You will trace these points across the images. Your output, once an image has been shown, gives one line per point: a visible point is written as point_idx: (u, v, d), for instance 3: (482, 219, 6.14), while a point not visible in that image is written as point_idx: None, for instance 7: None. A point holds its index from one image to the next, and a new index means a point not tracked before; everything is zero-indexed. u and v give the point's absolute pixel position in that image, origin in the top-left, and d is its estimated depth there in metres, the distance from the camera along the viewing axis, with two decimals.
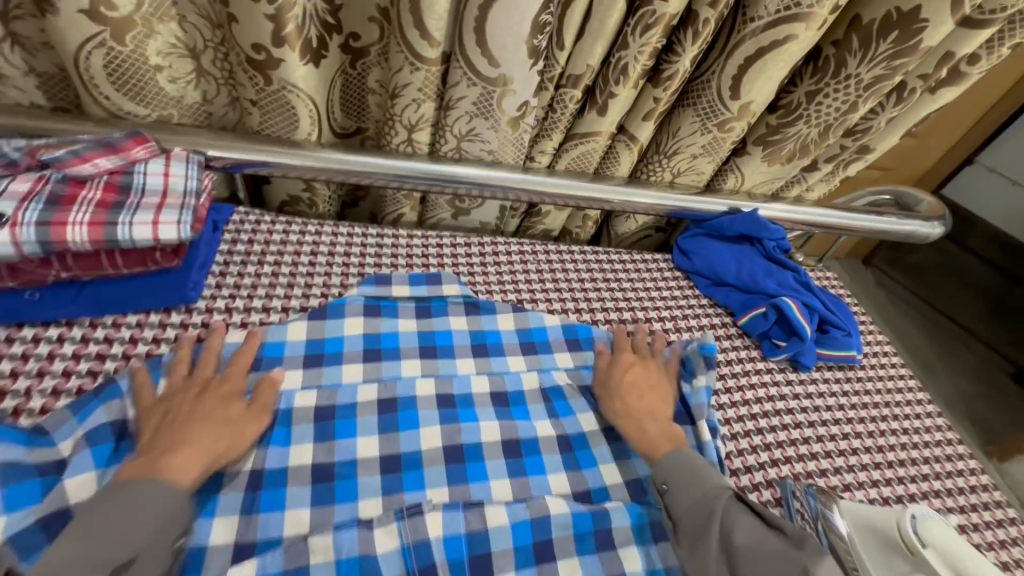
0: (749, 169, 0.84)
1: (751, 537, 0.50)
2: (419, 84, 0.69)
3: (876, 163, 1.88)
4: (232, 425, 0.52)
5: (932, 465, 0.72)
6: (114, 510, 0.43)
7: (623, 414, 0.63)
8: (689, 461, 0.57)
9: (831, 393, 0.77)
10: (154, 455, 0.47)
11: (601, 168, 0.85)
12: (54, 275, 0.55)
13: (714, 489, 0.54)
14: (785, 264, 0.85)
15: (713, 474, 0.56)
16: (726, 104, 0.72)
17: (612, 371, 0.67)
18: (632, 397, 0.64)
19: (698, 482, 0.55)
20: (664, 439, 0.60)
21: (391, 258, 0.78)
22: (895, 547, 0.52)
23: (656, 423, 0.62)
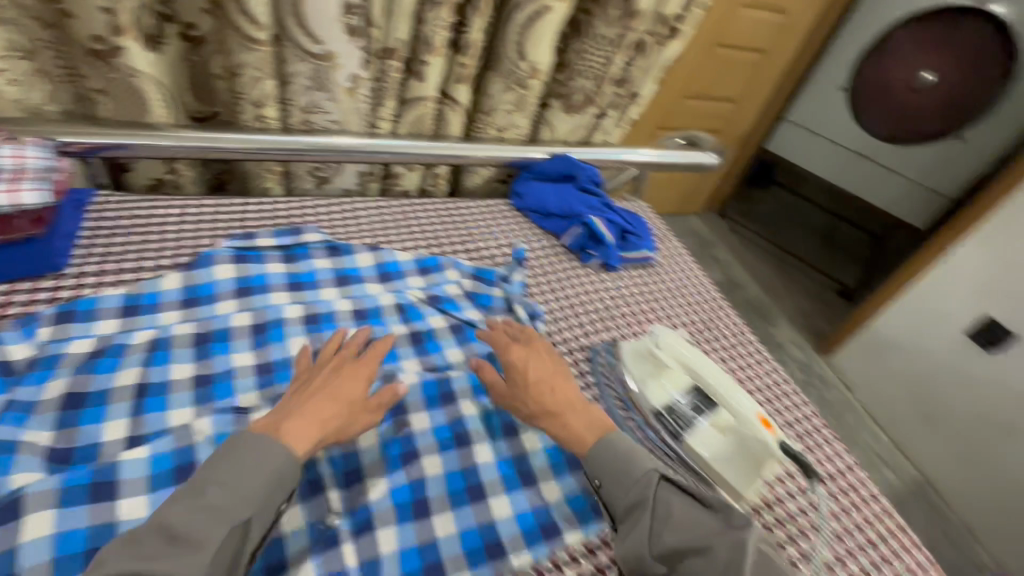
0: (556, 120, 1.05)
1: (684, 521, 0.53)
2: (255, 63, 0.81)
3: (701, 125, 2.24)
4: (350, 403, 0.60)
5: (710, 324, 0.95)
6: (233, 463, 0.50)
7: (545, 416, 0.64)
8: (618, 449, 0.59)
9: (634, 283, 0.98)
10: (277, 419, 0.55)
11: (438, 130, 1.01)
12: None
13: (643, 475, 0.56)
14: (595, 194, 1.06)
15: (639, 457, 0.58)
16: (518, 65, 0.92)
17: (513, 366, 0.68)
18: (545, 394, 0.65)
19: (626, 473, 0.57)
20: (591, 431, 0.62)
21: (256, 220, 0.88)
22: (649, 359, 0.76)
23: (579, 416, 0.63)
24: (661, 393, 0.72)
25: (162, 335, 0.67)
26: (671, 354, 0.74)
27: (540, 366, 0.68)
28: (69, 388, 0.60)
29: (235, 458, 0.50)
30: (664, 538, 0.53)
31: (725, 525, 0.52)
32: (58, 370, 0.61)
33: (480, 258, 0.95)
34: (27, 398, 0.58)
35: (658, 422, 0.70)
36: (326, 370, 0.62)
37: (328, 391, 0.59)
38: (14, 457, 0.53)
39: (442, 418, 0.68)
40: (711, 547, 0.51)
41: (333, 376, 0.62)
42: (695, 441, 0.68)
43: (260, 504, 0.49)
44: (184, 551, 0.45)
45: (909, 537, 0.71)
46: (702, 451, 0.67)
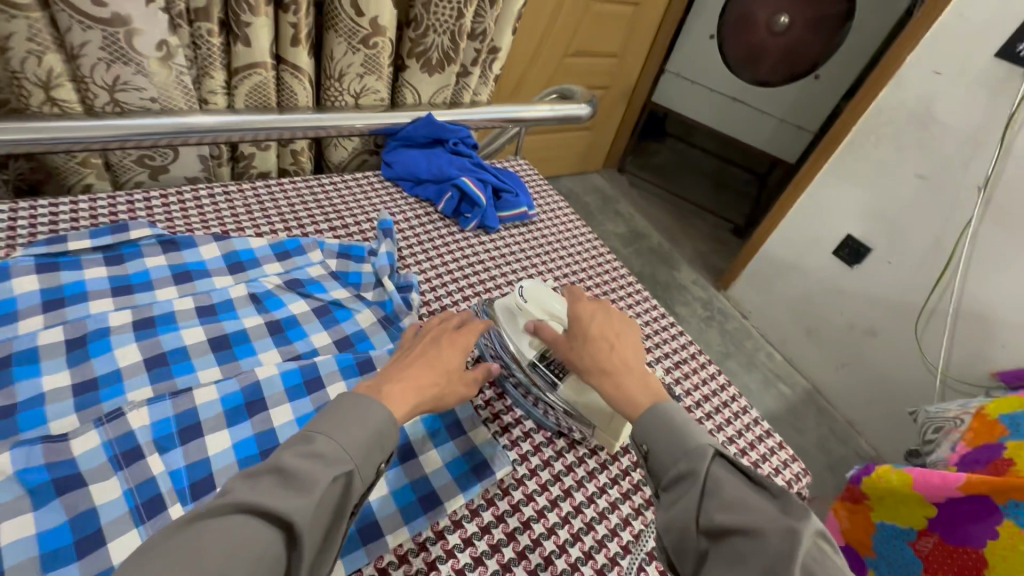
0: (415, 81, 0.99)
1: (736, 496, 0.46)
2: (26, 34, 0.68)
3: (586, 80, 2.25)
4: (447, 373, 0.59)
5: (591, 273, 0.97)
6: (341, 412, 0.48)
7: (599, 371, 0.60)
8: (671, 417, 0.54)
9: (513, 242, 0.97)
10: (383, 381, 0.54)
11: (283, 101, 0.92)
12: None
13: (698, 448, 0.50)
14: (466, 155, 1.03)
15: (694, 429, 0.52)
16: (358, 21, 0.85)
17: (580, 319, 0.65)
18: (603, 351, 0.62)
19: (677, 442, 0.51)
20: (644, 394, 0.57)
21: (70, 221, 0.76)
22: (515, 313, 0.73)
23: (634, 377, 0.59)
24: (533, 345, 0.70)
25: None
26: (538, 307, 0.72)
27: (605, 323, 0.65)
28: None
29: (347, 409, 0.48)
30: (710, 514, 0.46)
31: (782, 513, 0.45)
32: None
33: (348, 234, 0.89)
34: None
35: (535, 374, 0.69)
36: (421, 345, 0.61)
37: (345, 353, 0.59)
38: None
39: (307, 405, 0.64)
40: (764, 537, 0.43)
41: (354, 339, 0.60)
42: (568, 389, 0.66)
43: (360, 458, 0.46)
44: (295, 493, 0.41)
45: (774, 440, 0.79)
46: (581, 396, 0.66)
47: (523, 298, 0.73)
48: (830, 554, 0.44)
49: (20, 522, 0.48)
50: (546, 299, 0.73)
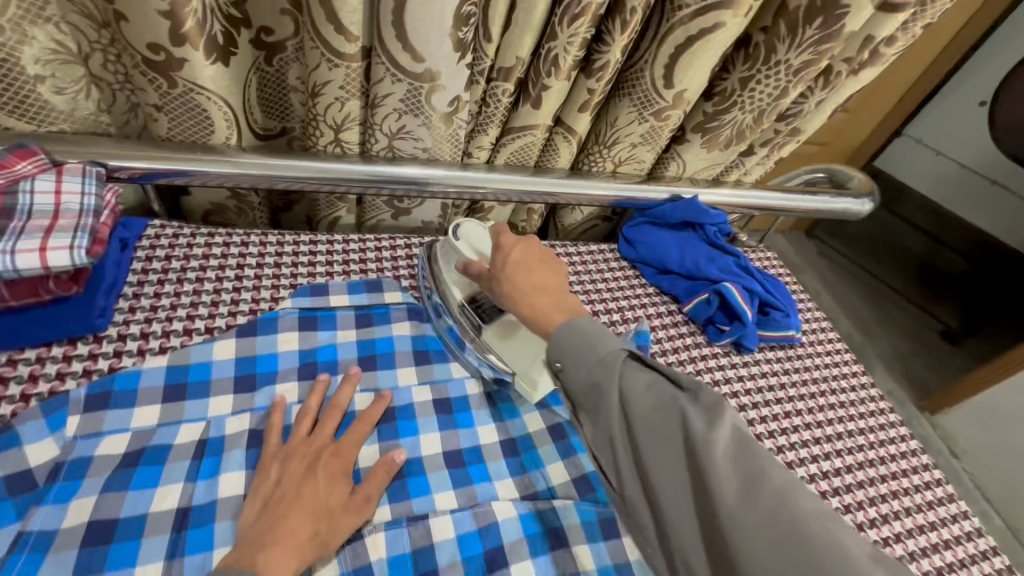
0: (689, 156, 0.84)
1: (652, 397, 0.45)
2: (340, 82, 0.65)
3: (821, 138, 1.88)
4: (328, 512, 0.50)
5: (868, 436, 0.78)
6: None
7: (513, 293, 0.57)
8: (581, 328, 0.51)
9: (773, 373, 0.80)
10: (253, 546, 0.45)
11: (542, 160, 0.83)
12: None
13: (607, 353, 0.48)
14: (726, 249, 0.86)
15: (606, 336, 0.50)
16: (661, 93, 0.71)
17: (500, 246, 0.60)
18: (519, 271, 0.58)
19: (589, 352, 0.49)
20: (556, 310, 0.54)
21: (326, 267, 0.73)
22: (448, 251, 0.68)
23: (549, 297, 0.55)
24: (461, 290, 0.66)
25: (215, 433, 0.55)
26: (468, 245, 0.66)
27: (530, 249, 0.60)
28: (95, 513, 0.48)
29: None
30: (633, 416, 0.45)
31: (696, 405, 0.44)
32: (88, 482, 0.49)
33: None
34: (43, 525, 0.46)
35: (463, 318, 0.65)
36: (302, 460, 0.53)
37: (300, 503, 0.49)
38: None
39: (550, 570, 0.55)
40: (687, 433, 0.43)
41: (303, 481, 0.51)
42: (492, 336, 0.64)
43: None
44: None
45: None
46: (502, 339, 0.63)
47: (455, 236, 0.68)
48: (749, 445, 0.43)
49: None
50: (482, 238, 0.66)
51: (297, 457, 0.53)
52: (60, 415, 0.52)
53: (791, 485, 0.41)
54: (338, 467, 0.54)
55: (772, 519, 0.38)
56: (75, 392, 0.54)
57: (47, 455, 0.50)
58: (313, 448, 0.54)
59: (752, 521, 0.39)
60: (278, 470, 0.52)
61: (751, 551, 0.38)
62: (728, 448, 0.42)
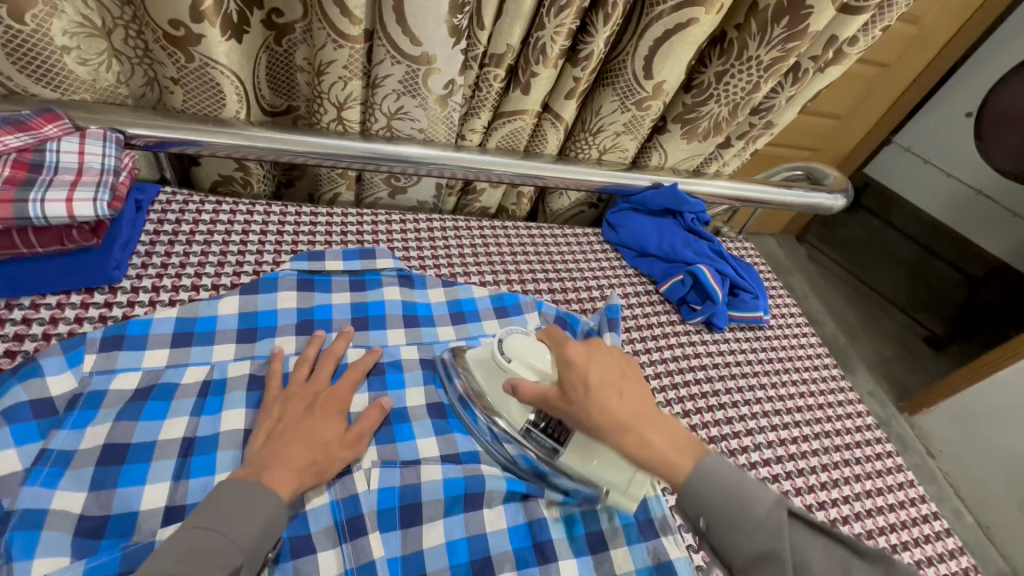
0: (670, 147, 0.90)
1: (824, 564, 0.45)
2: (344, 62, 0.70)
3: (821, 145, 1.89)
4: (326, 445, 0.55)
5: (826, 410, 0.83)
6: (227, 505, 0.47)
7: (617, 429, 0.51)
8: (723, 480, 0.48)
9: (741, 350, 0.86)
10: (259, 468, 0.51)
11: (531, 146, 0.88)
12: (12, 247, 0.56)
13: (765, 515, 0.46)
14: (702, 235, 0.92)
15: (752, 485, 0.48)
16: (642, 84, 0.77)
17: (570, 363, 0.55)
18: (610, 396, 0.53)
19: (742, 518, 0.46)
20: (675, 450, 0.51)
21: (325, 236, 0.79)
22: (494, 372, 0.62)
23: (658, 431, 0.52)
24: (520, 414, 0.61)
25: (218, 375, 0.60)
26: (523, 364, 0.59)
27: (605, 362, 0.56)
28: (109, 438, 0.53)
29: (230, 499, 0.47)
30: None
31: None
32: (103, 412, 0.54)
33: (566, 300, 0.84)
34: (63, 445, 0.51)
35: (531, 442, 0.61)
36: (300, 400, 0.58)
37: (300, 433, 0.55)
38: (40, 534, 0.46)
39: (519, 514, 0.60)
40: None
41: (304, 417, 0.56)
42: (572, 458, 0.58)
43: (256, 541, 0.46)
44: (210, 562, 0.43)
45: None
46: (586, 460, 0.58)
47: (502, 353, 0.61)
48: None
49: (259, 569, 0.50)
50: (533, 352, 0.60)
51: (296, 398, 0.58)
52: (79, 352, 0.57)
53: None
54: (336, 407, 0.59)
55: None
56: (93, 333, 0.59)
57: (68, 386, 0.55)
58: (311, 391, 0.59)
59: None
60: (280, 408, 0.57)
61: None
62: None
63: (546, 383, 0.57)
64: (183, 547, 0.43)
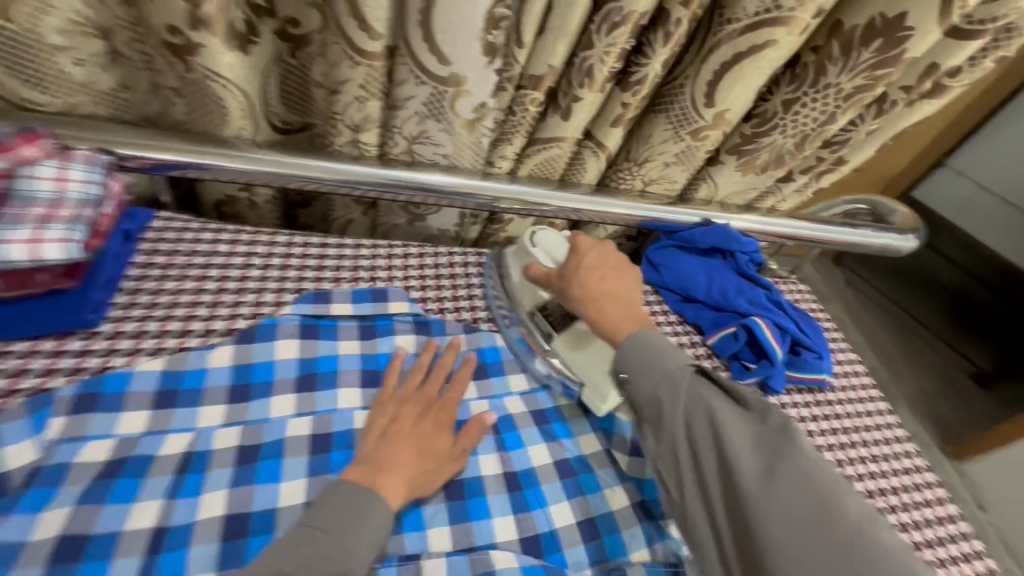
0: (722, 179, 0.79)
1: (722, 415, 0.47)
2: (360, 80, 0.62)
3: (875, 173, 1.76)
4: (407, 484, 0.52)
5: (900, 495, 0.72)
6: (340, 508, 0.47)
7: (587, 301, 0.60)
8: (650, 343, 0.54)
9: (800, 418, 0.75)
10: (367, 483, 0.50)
11: (567, 175, 0.79)
12: None
13: (676, 368, 0.51)
14: (760, 281, 0.80)
15: (673, 351, 0.53)
16: (700, 112, 0.67)
17: (577, 248, 0.63)
18: (592, 279, 0.61)
19: (656, 366, 0.52)
20: (625, 320, 0.58)
21: (334, 272, 0.70)
22: (518, 253, 0.71)
23: (619, 307, 0.59)
24: (534, 296, 0.68)
25: (202, 445, 0.52)
26: (543, 251, 0.68)
27: (605, 256, 0.63)
28: (66, 527, 0.45)
29: (342, 500, 0.48)
30: (693, 424, 0.48)
31: (762, 422, 0.47)
32: (63, 492, 0.47)
33: None
34: (10, 537, 0.43)
35: (534, 323, 0.68)
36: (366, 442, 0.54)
37: (412, 439, 0.55)
38: None
39: None
40: (737, 433, 0.46)
41: (420, 418, 0.57)
42: (563, 347, 0.66)
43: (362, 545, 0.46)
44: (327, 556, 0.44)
45: None
46: (574, 350, 0.65)
47: (530, 242, 0.69)
48: (824, 464, 0.44)
49: None
50: (556, 246, 0.68)
51: (411, 402, 0.59)
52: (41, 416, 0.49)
53: (870, 519, 0.41)
54: (446, 418, 0.59)
55: (826, 512, 0.41)
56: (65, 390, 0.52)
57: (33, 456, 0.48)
58: (424, 398, 0.60)
59: (802, 502, 0.41)
60: (393, 410, 0.57)
61: (778, 519, 0.41)
62: (797, 472, 0.43)
63: (552, 268, 0.65)
64: (295, 549, 0.44)
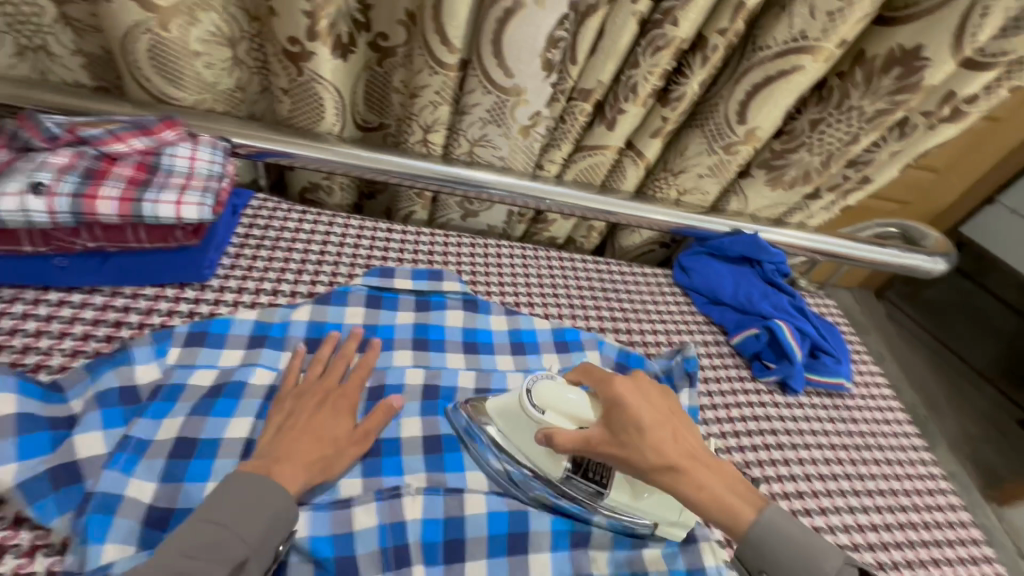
0: (752, 192, 0.86)
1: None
2: (436, 87, 0.72)
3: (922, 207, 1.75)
4: (335, 443, 0.55)
5: (913, 497, 0.75)
6: (239, 501, 0.47)
7: (667, 470, 0.51)
8: (795, 534, 0.50)
9: (817, 419, 0.79)
10: (268, 460, 0.51)
11: (608, 181, 0.87)
12: (127, 240, 0.61)
13: (835, 573, 0.49)
14: (783, 288, 0.86)
15: (819, 542, 0.50)
16: (732, 128, 0.74)
17: (621, 403, 0.53)
18: (665, 440, 0.52)
19: (810, 572, 0.49)
20: (727, 489, 0.52)
21: (397, 253, 0.81)
22: (520, 419, 0.58)
23: (711, 473, 0.52)
24: (553, 462, 0.58)
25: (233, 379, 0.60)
26: (557, 414, 0.55)
27: (650, 400, 0.55)
28: (181, 431, 0.55)
29: (243, 493, 0.47)
30: None
31: None
32: (178, 406, 0.57)
33: (631, 341, 0.81)
34: (141, 433, 0.54)
35: (571, 486, 0.58)
36: (314, 395, 0.59)
37: (308, 430, 0.55)
38: (112, 519, 0.49)
39: (565, 565, 0.56)
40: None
41: (313, 412, 0.57)
42: (621, 497, 0.57)
43: (255, 541, 0.46)
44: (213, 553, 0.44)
45: None
46: (636, 497, 0.57)
47: (534, 406, 0.55)
48: None
49: None
50: (563, 399, 0.54)
51: (308, 394, 0.59)
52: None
53: None
54: (345, 406, 0.59)
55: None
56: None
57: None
58: (323, 386, 0.60)
59: None
60: (291, 404, 0.58)
61: None
62: None
63: (580, 437, 0.53)
64: (187, 541, 0.44)
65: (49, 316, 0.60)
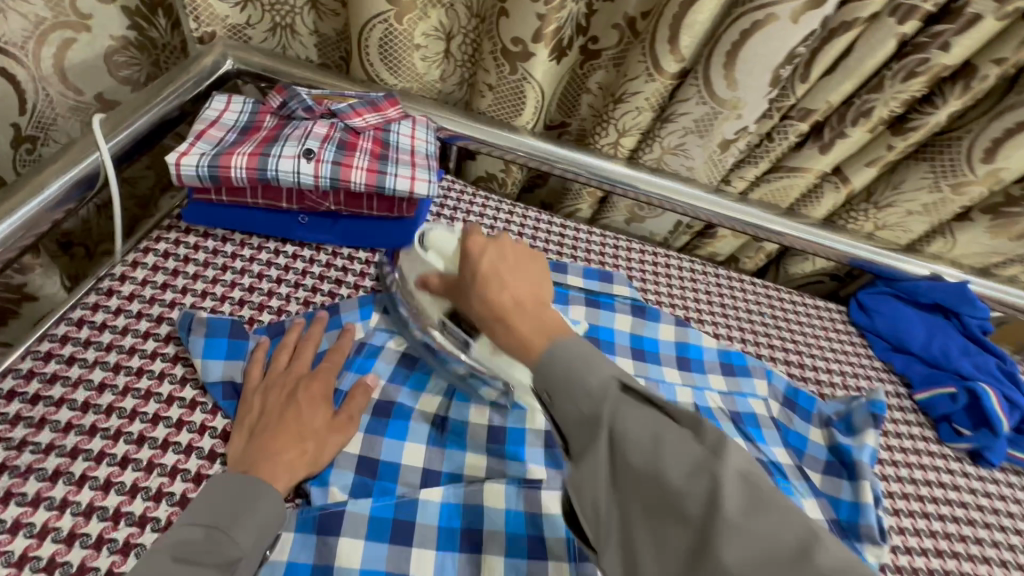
0: (965, 237, 0.79)
1: (647, 436, 0.35)
2: (648, 94, 0.71)
3: None
4: (316, 434, 0.53)
5: None
6: (227, 501, 0.47)
7: (491, 319, 0.45)
8: (572, 352, 0.40)
9: (1014, 499, 0.70)
10: (245, 466, 0.49)
11: (796, 206, 0.82)
12: (364, 207, 0.67)
13: (598, 385, 0.38)
14: (989, 348, 0.77)
15: (597, 360, 0.39)
16: (971, 166, 0.67)
17: (465, 256, 0.49)
18: (492, 283, 0.46)
19: (571, 385, 0.38)
20: (536, 331, 0.43)
21: (572, 250, 0.82)
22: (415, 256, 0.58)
23: (530, 317, 0.44)
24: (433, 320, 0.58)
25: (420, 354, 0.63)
26: (437, 254, 0.56)
27: (498, 253, 0.48)
28: (381, 394, 0.59)
29: (229, 494, 0.47)
30: (629, 463, 0.35)
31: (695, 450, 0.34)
32: (379, 364, 0.61)
33: (803, 377, 0.77)
34: (347, 386, 0.59)
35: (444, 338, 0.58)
36: (283, 389, 0.55)
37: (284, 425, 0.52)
38: (333, 469, 0.53)
39: None
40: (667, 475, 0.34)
41: (286, 407, 0.53)
42: (482, 354, 0.57)
43: (248, 544, 0.46)
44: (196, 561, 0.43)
45: None
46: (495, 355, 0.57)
47: (423, 245, 0.57)
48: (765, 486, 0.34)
49: (498, 559, 0.52)
50: (450, 243, 0.56)
51: (276, 388, 0.55)
52: (217, 342, 0.58)
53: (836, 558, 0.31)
54: (318, 392, 0.55)
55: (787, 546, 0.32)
56: (234, 319, 0.59)
57: (232, 375, 0.56)
58: (292, 376, 0.56)
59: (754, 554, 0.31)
60: (261, 401, 0.54)
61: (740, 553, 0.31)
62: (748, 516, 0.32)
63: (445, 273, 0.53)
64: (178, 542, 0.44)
65: (286, 266, 0.67)
